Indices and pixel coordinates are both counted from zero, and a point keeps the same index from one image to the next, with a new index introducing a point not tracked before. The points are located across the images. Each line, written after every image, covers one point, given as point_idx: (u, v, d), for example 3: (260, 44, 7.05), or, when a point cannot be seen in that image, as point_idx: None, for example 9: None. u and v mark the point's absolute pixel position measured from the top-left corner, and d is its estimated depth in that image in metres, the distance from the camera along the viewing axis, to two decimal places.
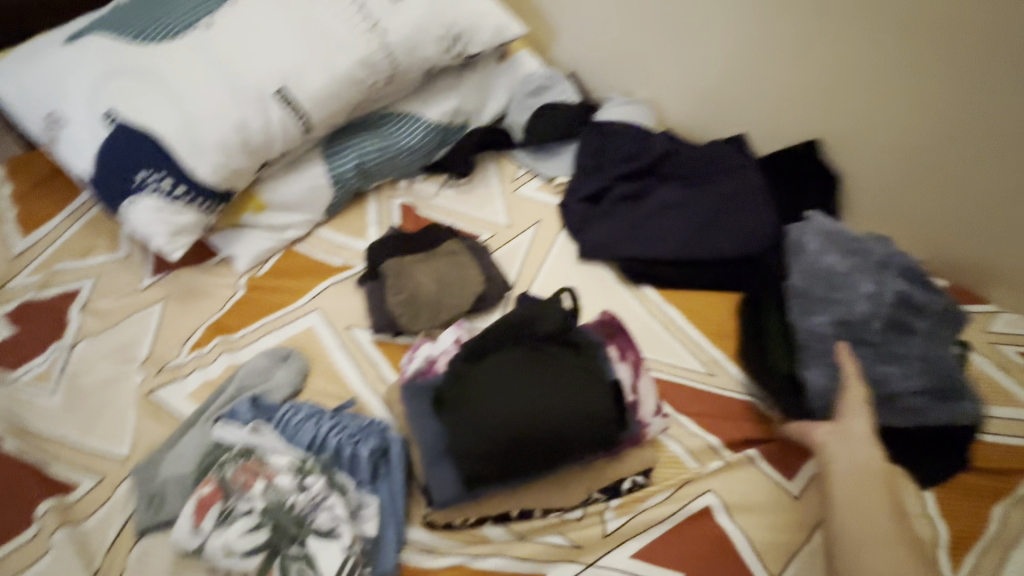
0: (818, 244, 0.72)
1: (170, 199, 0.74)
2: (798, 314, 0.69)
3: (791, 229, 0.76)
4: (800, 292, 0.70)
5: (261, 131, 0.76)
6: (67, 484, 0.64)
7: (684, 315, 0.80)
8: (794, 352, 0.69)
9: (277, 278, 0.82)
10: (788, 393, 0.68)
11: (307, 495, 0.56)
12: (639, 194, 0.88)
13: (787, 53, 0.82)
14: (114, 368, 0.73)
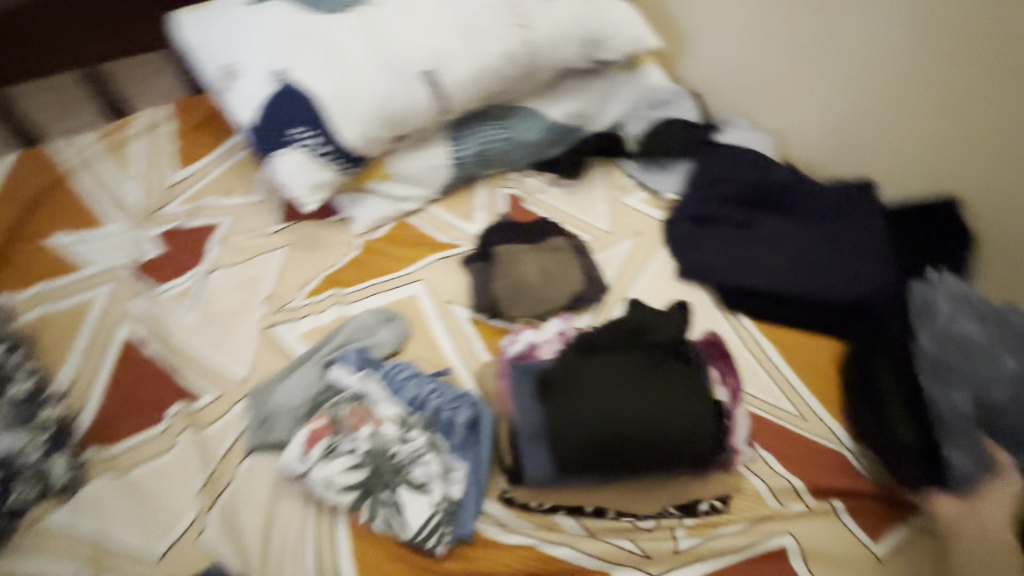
0: (949, 309, 0.70)
1: (315, 156, 0.79)
2: (935, 388, 0.66)
3: (914, 288, 0.74)
4: (931, 360, 0.68)
5: (404, 107, 0.81)
6: (193, 392, 0.69)
7: (781, 352, 0.77)
8: (923, 425, 0.66)
9: (393, 244, 0.84)
10: (902, 455, 0.65)
11: (407, 448, 0.60)
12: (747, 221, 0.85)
13: (938, 99, 0.78)
14: (241, 298, 0.76)
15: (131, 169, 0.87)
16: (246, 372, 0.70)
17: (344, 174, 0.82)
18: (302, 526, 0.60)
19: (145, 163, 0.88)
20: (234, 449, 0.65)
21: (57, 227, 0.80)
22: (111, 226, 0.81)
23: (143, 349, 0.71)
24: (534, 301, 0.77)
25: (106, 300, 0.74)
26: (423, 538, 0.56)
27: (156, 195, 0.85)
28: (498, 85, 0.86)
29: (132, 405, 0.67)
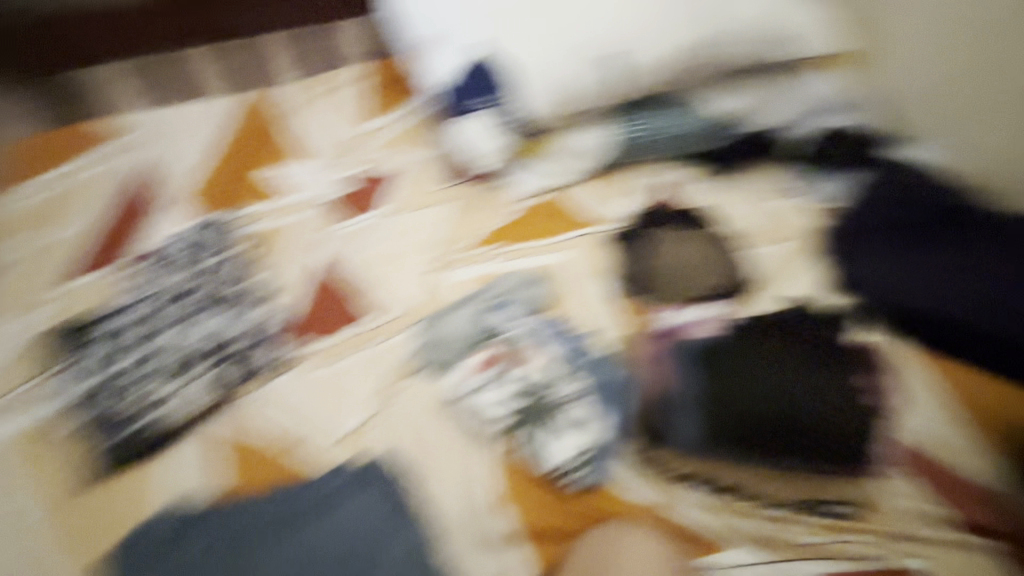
0: None
1: (497, 125, 0.90)
2: None
3: None
4: None
5: (581, 86, 0.87)
6: (369, 315, 0.77)
7: (961, 388, 0.67)
8: None
9: (544, 214, 0.88)
10: None
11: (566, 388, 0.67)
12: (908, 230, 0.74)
13: None
14: (411, 242, 0.85)
15: (328, 117, 0.99)
16: (403, 310, 0.77)
17: (519, 139, 0.91)
18: (449, 445, 0.64)
19: (340, 114, 1.00)
20: (396, 370, 0.71)
21: (266, 160, 0.93)
22: (309, 165, 0.93)
23: (329, 272, 0.81)
24: (677, 287, 0.77)
25: (300, 225, 0.86)
26: (572, 469, 0.61)
27: (345, 144, 0.96)
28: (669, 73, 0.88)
29: (318, 318, 0.77)
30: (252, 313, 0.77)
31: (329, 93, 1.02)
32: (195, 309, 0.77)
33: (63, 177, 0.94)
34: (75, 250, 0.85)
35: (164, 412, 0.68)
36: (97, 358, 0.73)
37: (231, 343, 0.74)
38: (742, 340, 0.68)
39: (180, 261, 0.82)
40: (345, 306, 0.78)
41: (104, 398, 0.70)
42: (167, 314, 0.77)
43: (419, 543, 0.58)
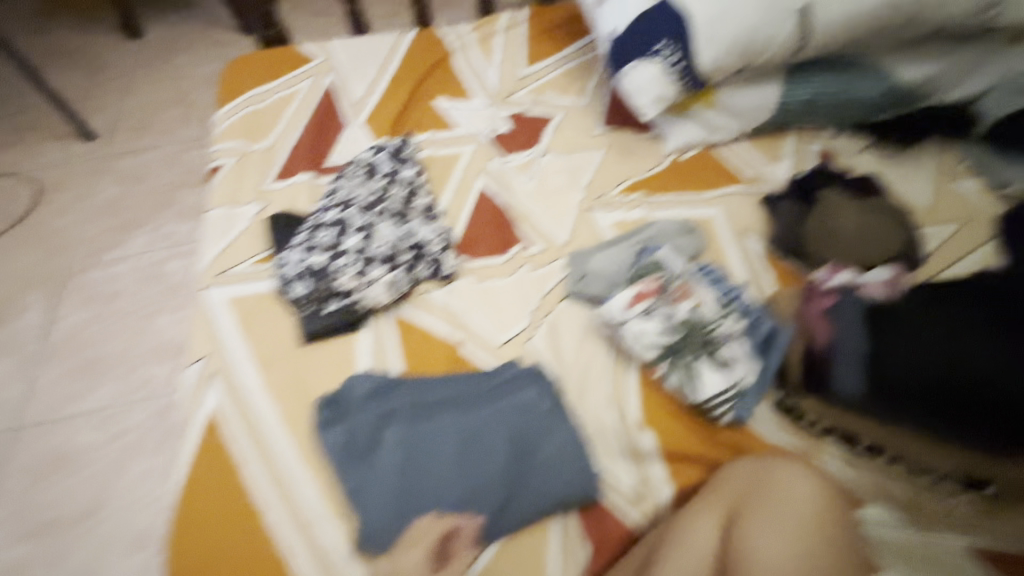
0: None
1: (668, 72, 0.87)
2: None
3: None
4: None
5: (764, 41, 0.84)
6: (527, 242, 0.84)
7: None
8: None
9: (696, 167, 0.93)
10: None
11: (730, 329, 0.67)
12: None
13: None
14: (566, 180, 0.91)
15: (494, 61, 1.09)
16: (564, 240, 0.84)
17: (683, 94, 0.89)
18: (602, 365, 0.70)
19: (507, 58, 1.10)
20: (552, 292, 0.78)
21: (439, 92, 1.03)
22: (479, 101, 1.02)
23: (495, 198, 0.89)
24: (845, 251, 0.76)
25: (465, 155, 0.94)
26: (715, 405, 0.64)
27: (512, 84, 1.06)
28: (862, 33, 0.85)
29: (483, 237, 0.85)
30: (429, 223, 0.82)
31: (492, 37, 1.13)
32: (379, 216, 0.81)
33: (261, 95, 1.02)
34: (277, 163, 0.92)
35: (369, 298, 0.74)
36: (296, 248, 0.78)
37: (413, 246, 0.79)
38: (933, 298, 0.61)
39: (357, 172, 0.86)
40: (509, 229, 0.85)
41: (302, 283, 0.75)
42: (357, 219, 0.80)
43: (580, 440, 0.64)
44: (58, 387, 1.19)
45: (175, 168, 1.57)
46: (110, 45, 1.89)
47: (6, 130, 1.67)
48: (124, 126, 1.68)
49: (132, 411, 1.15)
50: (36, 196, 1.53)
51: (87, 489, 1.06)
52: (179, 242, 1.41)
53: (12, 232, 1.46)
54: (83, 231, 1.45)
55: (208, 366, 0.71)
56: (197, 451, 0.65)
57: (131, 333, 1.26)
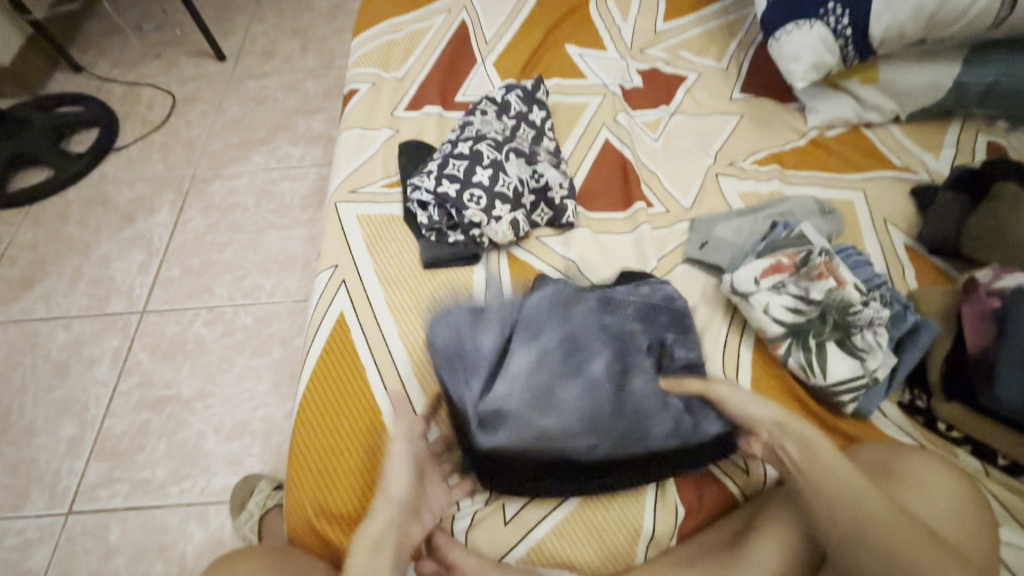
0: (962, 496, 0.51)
1: (833, 38, 0.80)
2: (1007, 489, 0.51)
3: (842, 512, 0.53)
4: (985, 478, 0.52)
5: (962, 7, 0.75)
6: (648, 200, 0.82)
7: None
8: None
9: (842, 146, 0.86)
10: None
11: (876, 316, 0.62)
12: (541, 293, 0.62)
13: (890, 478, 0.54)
14: (695, 144, 0.88)
15: (631, 13, 1.05)
16: (688, 204, 0.81)
17: (843, 65, 0.83)
18: (719, 331, 0.68)
19: (645, 11, 1.05)
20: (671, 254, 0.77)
21: (571, 39, 1.01)
22: (610, 53, 1.00)
23: (620, 151, 0.87)
24: (1012, 249, 0.67)
25: (591, 107, 0.93)
26: (839, 391, 0.62)
27: (646, 38, 1.02)
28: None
29: (604, 191, 0.84)
30: (554, 167, 0.82)
31: None
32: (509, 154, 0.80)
33: (399, 25, 1.03)
34: (409, 93, 0.93)
35: (491, 231, 0.75)
36: (426, 175, 0.80)
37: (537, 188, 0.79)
38: None
39: (487, 110, 0.86)
40: (633, 182, 0.83)
41: None
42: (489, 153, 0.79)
43: None
44: (180, 282, 1.31)
45: (292, 95, 1.64)
46: None
47: (148, 44, 1.80)
48: (250, 51, 1.77)
49: (242, 314, 1.25)
50: (171, 107, 1.65)
51: (198, 376, 1.17)
52: (291, 165, 1.49)
53: (149, 136, 1.59)
54: (210, 144, 1.56)
55: (338, 274, 0.75)
56: (324, 349, 0.70)
57: (244, 243, 1.36)
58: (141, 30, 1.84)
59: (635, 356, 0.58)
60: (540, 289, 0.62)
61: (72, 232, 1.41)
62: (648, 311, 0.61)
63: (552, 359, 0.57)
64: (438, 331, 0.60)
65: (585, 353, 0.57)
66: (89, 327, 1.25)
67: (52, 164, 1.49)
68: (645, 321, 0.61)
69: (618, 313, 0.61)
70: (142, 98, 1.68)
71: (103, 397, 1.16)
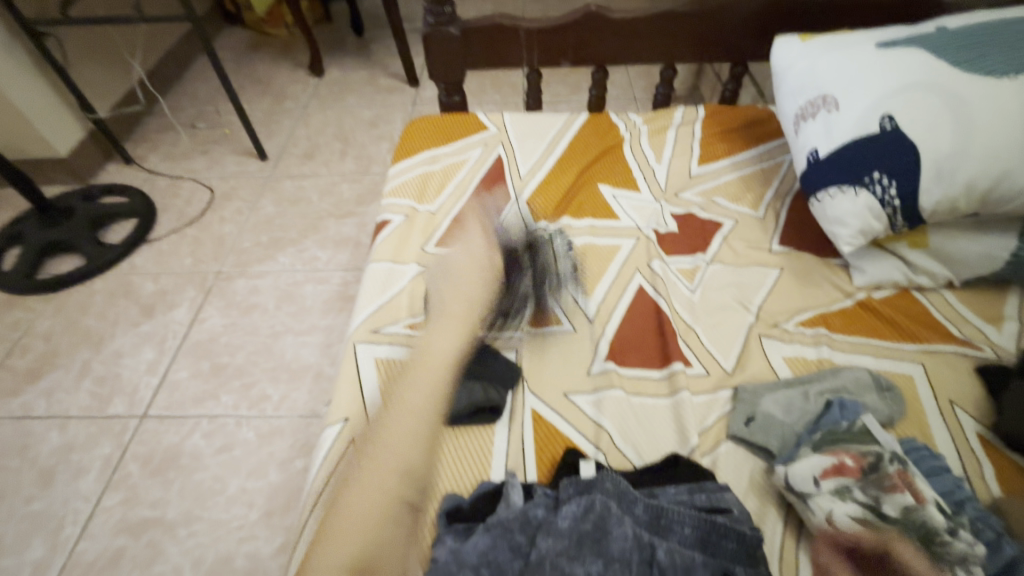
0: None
1: (881, 206, 0.77)
2: None
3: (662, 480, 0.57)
4: None
5: (1018, 188, 0.72)
6: (687, 358, 0.77)
7: None
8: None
9: (894, 311, 0.81)
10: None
11: (970, 551, 0.52)
12: (569, 516, 0.49)
13: None
14: (733, 297, 0.84)
15: (664, 154, 1.06)
16: (731, 367, 0.76)
17: (891, 231, 0.80)
18: (774, 531, 0.60)
19: (679, 154, 1.06)
20: (712, 429, 0.69)
21: (605, 178, 1.02)
22: (644, 194, 1.00)
23: (655, 303, 0.83)
24: None
25: (622, 250, 0.91)
26: None
27: (680, 182, 1.02)
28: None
29: (636, 346, 0.79)
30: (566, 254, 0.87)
31: (665, 130, 1.10)
32: (537, 231, 0.91)
33: (437, 157, 1.05)
34: (441, 227, 0.93)
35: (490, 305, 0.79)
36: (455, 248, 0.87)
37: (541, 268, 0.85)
38: None
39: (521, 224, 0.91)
40: (669, 338, 0.78)
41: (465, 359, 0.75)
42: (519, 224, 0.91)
43: None
44: (186, 386, 1.26)
45: (327, 198, 1.69)
46: (296, 81, 2.14)
47: (199, 141, 1.91)
48: (292, 152, 1.86)
49: (244, 427, 1.18)
50: (209, 203, 1.71)
51: (188, 497, 1.08)
52: (316, 267, 1.49)
53: (183, 230, 1.63)
54: (240, 241, 1.58)
55: (347, 429, 0.69)
56: (321, 524, 0.62)
57: (258, 348, 1.32)
58: (194, 128, 1.96)
59: None
60: (570, 509, 0.50)
61: (89, 324, 1.40)
62: (709, 536, 0.49)
63: None
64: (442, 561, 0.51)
65: None
66: (84, 431, 1.19)
67: (85, 254, 1.51)
68: (707, 549, 0.48)
69: (674, 540, 0.49)
70: (183, 192, 1.74)
71: (82, 513, 1.07)
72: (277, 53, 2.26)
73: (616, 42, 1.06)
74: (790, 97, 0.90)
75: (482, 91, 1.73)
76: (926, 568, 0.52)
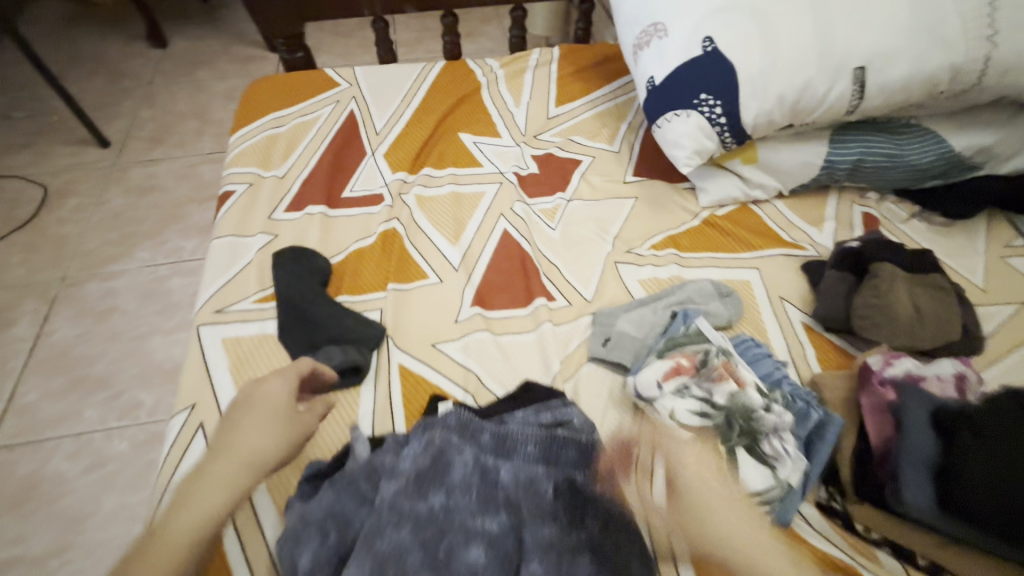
0: None
1: (711, 125, 0.82)
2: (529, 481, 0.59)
3: None
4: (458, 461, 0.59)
5: (818, 97, 0.80)
6: (551, 294, 0.79)
7: None
8: None
9: (734, 225, 0.87)
10: None
11: (781, 422, 0.60)
12: (410, 456, 0.52)
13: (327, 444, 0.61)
14: (592, 230, 0.86)
15: (523, 97, 1.05)
16: (591, 294, 0.79)
17: (723, 150, 0.85)
18: None
19: (537, 97, 1.05)
20: (576, 354, 0.72)
21: (465, 127, 0.99)
22: (504, 139, 0.99)
23: (517, 244, 0.84)
24: (898, 334, 0.70)
25: (483, 196, 0.90)
26: (756, 507, 0.56)
27: (539, 124, 1.02)
28: (939, 80, 0.79)
29: (502, 287, 0.79)
30: None
31: (521, 74, 1.09)
32: None
33: (280, 120, 0.97)
34: (289, 193, 0.87)
35: None
36: None
37: None
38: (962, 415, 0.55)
39: None
40: (531, 278, 0.80)
41: (317, 325, 0.72)
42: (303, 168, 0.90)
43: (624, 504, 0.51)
44: (38, 409, 1.12)
45: (186, 183, 1.53)
46: (132, 55, 1.87)
47: (17, 133, 1.64)
48: (137, 136, 1.64)
49: (114, 440, 1.07)
50: (41, 202, 1.49)
51: (54, 526, 0.98)
52: (181, 258, 1.36)
53: (13, 236, 1.41)
54: (84, 242, 1.40)
55: (196, 415, 0.65)
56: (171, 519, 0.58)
57: (120, 353, 1.19)
58: (9, 118, 1.67)
59: (532, 524, 0.49)
60: (412, 451, 0.53)
61: None
62: (551, 449, 0.54)
63: (407, 557, 0.46)
64: (291, 521, 0.51)
65: (462, 533, 0.48)
66: None
67: None
68: (551, 461, 0.54)
69: (519, 460, 0.54)
70: (5, 194, 1.50)
71: None
72: (107, 24, 1.96)
73: None
74: (627, 29, 0.92)
75: (346, 52, 1.62)
76: (743, 451, 0.59)
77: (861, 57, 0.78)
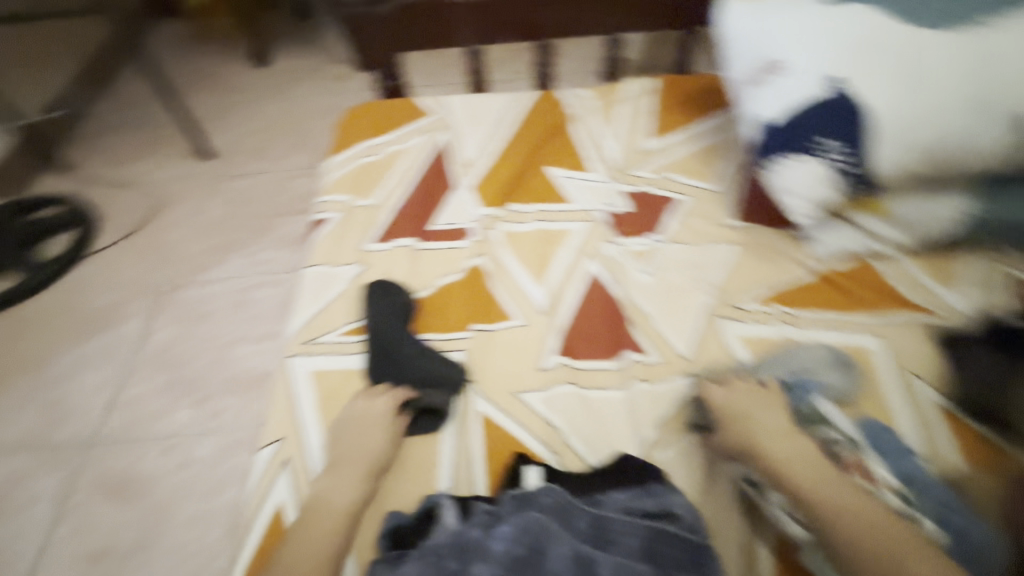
0: None
1: (834, 173, 0.75)
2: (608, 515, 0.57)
3: None
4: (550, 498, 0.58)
5: (969, 146, 0.70)
6: (642, 347, 0.74)
7: None
8: None
9: (854, 283, 0.78)
10: None
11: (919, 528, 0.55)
12: (503, 537, 0.50)
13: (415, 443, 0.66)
14: (689, 278, 0.80)
15: (617, 130, 1.01)
16: (686, 351, 0.73)
17: (847, 197, 0.77)
18: (726, 533, 0.60)
19: (632, 129, 1.01)
20: (668, 419, 0.68)
21: (555, 160, 0.97)
22: (595, 173, 0.95)
23: (608, 289, 0.80)
24: None
25: (572, 234, 0.86)
26: None
27: (633, 159, 0.97)
28: None
29: (590, 336, 0.75)
30: None
31: (615, 105, 1.05)
32: None
33: (374, 147, 0.99)
34: (380, 223, 0.88)
35: None
36: None
37: None
38: None
39: None
40: (622, 329, 0.75)
41: (403, 364, 0.71)
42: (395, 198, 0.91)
43: None
44: (137, 405, 1.20)
45: (278, 196, 1.61)
46: (239, 72, 2.01)
47: (138, 143, 1.80)
48: (239, 149, 1.76)
49: (199, 442, 1.13)
50: (153, 208, 1.62)
51: (143, 520, 1.04)
52: (269, 269, 1.43)
53: (128, 239, 1.54)
54: (186, 248, 1.51)
55: (282, 450, 0.68)
56: (256, 556, 0.62)
57: (211, 358, 1.26)
58: (131, 129, 1.84)
59: None
60: (506, 530, 0.51)
61: (25, 347, 1.32)
62: (653, 548, 0.50)
63: None
64: None
65: None
66: (29, 461, 1.13)
67: (22, 271, 1.43)
68: (654, 561, 0.50)
69: (618, 553, 0.50)
70: (125, 199, 1.65)
71: (31, 552, 1.03)
72: (219, 42, 2.11)
73: (558, 14, 1.01)
74: (734, 62, 0.84)
75: (435, 74, 1.65)
76: None
77: (1022, 100, 0.67)
